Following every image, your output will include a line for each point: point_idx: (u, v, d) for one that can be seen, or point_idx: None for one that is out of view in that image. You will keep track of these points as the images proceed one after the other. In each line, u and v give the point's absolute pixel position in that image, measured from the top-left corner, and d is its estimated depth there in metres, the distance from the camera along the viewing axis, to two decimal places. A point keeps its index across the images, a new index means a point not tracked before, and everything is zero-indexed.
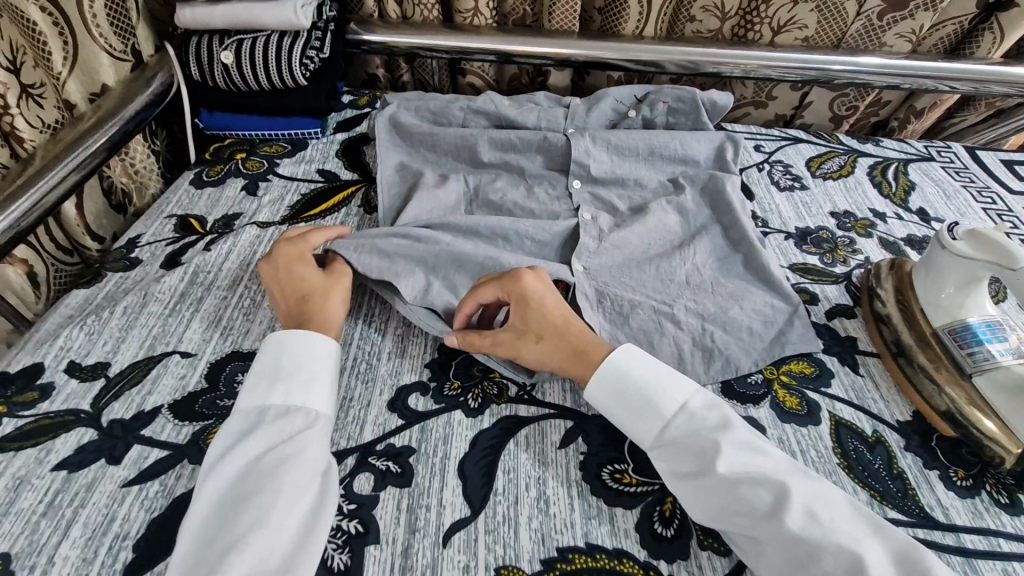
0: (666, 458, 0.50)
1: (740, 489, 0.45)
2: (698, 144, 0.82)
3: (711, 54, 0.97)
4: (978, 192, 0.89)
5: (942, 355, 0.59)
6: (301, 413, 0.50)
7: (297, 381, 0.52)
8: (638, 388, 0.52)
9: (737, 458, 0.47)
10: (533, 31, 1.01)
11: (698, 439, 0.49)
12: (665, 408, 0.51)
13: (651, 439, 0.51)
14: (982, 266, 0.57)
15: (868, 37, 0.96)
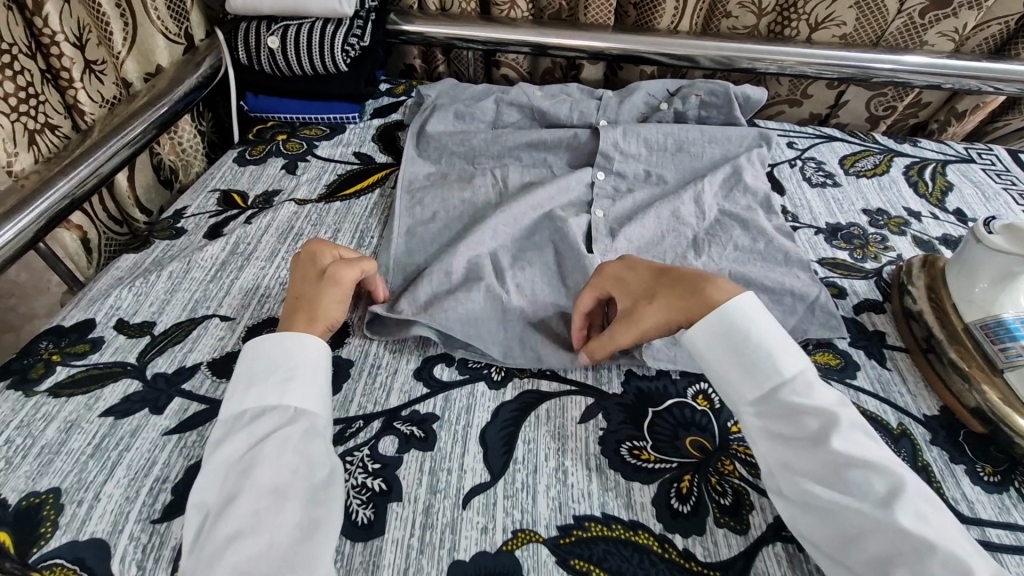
0: (767, 423, 0.49)
1: (847, 471, 0.44)
2: (729, 137, 0.82)
3: (746, 50, 0.97)
4: (1020, 194, 0.87)
5: (974, 350, 0.58)
6: (296, 382, 0.52)
7: (286, 353, 0.53)
8: (759, 346, 0.51)
9: (855, 440, 0.45)
10: (568, 23, 1.02)
11: (810, 411, 0.48)
12: (786, 371, 0.50)
13: (753, 400, 0.50)
14: (1016, 259, 0.56)
15: (909, 35, 0.94)
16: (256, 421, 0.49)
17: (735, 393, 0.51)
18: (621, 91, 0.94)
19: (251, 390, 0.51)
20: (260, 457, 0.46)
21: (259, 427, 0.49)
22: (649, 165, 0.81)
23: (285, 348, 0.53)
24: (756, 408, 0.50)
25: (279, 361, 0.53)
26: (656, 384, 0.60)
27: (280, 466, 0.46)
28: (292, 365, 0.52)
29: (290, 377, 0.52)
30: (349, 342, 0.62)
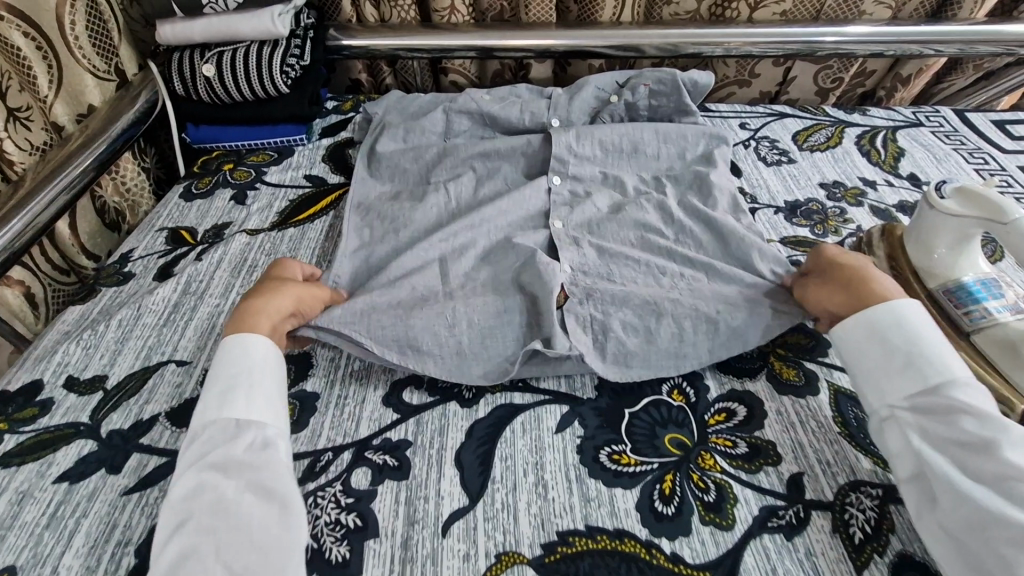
0: (922, 421, 0.48)
1: (1013, 483, 0.42)
2: (682, 133, 0.85)
3: (689, 35, 0.97)
4: (970, 153, 0.88)
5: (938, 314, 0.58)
6: (254, 398, 0.51)
7: (250, 365, 0.53)
8: (925, 345, 0.50)
9: (1021, 457, 0.44)
10: (510, 24, 1.01)
11: (975, 414, 0.46)
12: (944, 374, 0.49)
13: (906, 397, 0.49)
14: (971, 221, 0.57)
15: (846, 6, 0.96)
16: (221, 435, 0.49)
17: (886, 390, 0.51)
18: (571, 87, 0.93)
19: (214, 406, 0.51)
20: (213, 486, 0.45)
21: (216, 450, 0.48)
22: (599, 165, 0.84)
23: (249, 348, 0.54)
24: (908, 406, 0.49)
25: (244, 368, 0.53)
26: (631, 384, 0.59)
27: (233, 494, 0.45)
28: (249, 367, 0.52)
29: (245, 394, 0.51)
30: (313, 374, 0.60)
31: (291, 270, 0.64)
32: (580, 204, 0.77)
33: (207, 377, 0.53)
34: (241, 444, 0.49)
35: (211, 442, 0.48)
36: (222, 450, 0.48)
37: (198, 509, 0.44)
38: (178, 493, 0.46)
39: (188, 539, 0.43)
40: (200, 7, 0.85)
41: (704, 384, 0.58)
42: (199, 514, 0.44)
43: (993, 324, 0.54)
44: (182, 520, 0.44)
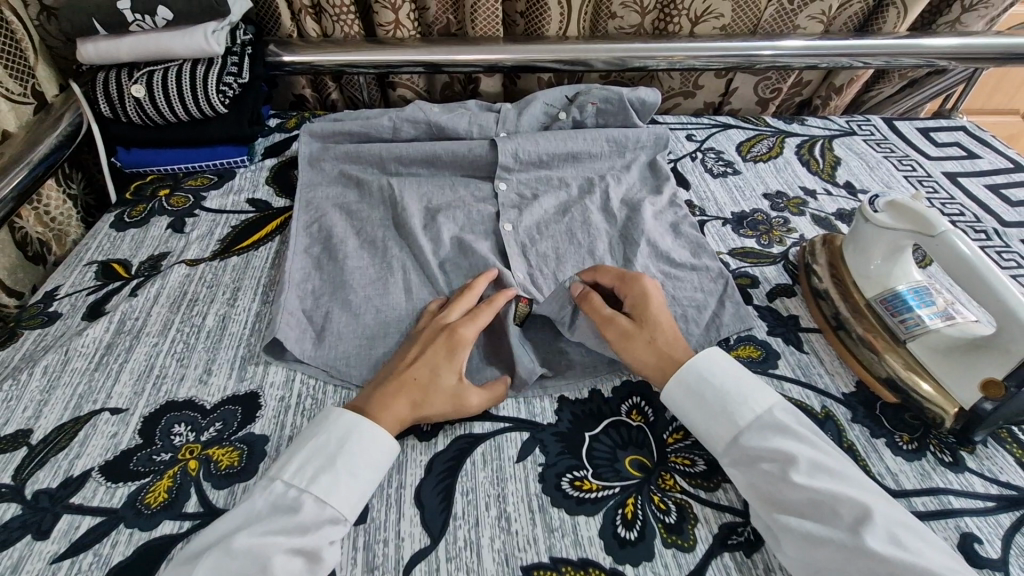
0: (707, 407, 0.53)
1: (820, 502, 0.45)
2: (621, 134, 0.89)
3: (636, 50, 0.98)
4: (899, 160, 0.93)
5: (879, 325, 0.60)
6: (365, 471, 0.49)
7: (360, 452, 0.50)
8: (728, 391, 0.52)
9: (822, 479, 0.46)
10: (457, 39, 1.00)
11: (827, 496, 0.45)
12: (751, 410, 0.51)
13: (728, 438, 0.51)
14: (903, 235, 0.59)
15: (782, 20, 1.00)
16: (325, 474, 0.48)
17: (717, 430, 0.52)
18: (519, 103, 0.94)
19: (338, 437, 0.50)
20: (307, 510, 0.46)
21: (320, 484, 0.47)
22: (545, 169, 0.87)
23: (368, 440, 0.50)
24: (737, 463, 0.50)
25: (360, 444, 0.50)
26: (590, 407, 0.59)
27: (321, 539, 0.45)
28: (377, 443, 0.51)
29: (371, 467, 0.50)
30: (261, 416, 0.58)
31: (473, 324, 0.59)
32: (528, 209, 0.81)
33: (333, 428, 0.51)
34: (343, 505, 0.47)
35: (317, 479, 0.48)
36: (323, 483, 0.48)
37: (282, 522, 0.45)
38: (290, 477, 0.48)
39: (260, 538, 0.44)
40: (126, 25, 0.80)
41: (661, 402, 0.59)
42: (285, 535, 0.44)
43: (928, 331, 0.57)
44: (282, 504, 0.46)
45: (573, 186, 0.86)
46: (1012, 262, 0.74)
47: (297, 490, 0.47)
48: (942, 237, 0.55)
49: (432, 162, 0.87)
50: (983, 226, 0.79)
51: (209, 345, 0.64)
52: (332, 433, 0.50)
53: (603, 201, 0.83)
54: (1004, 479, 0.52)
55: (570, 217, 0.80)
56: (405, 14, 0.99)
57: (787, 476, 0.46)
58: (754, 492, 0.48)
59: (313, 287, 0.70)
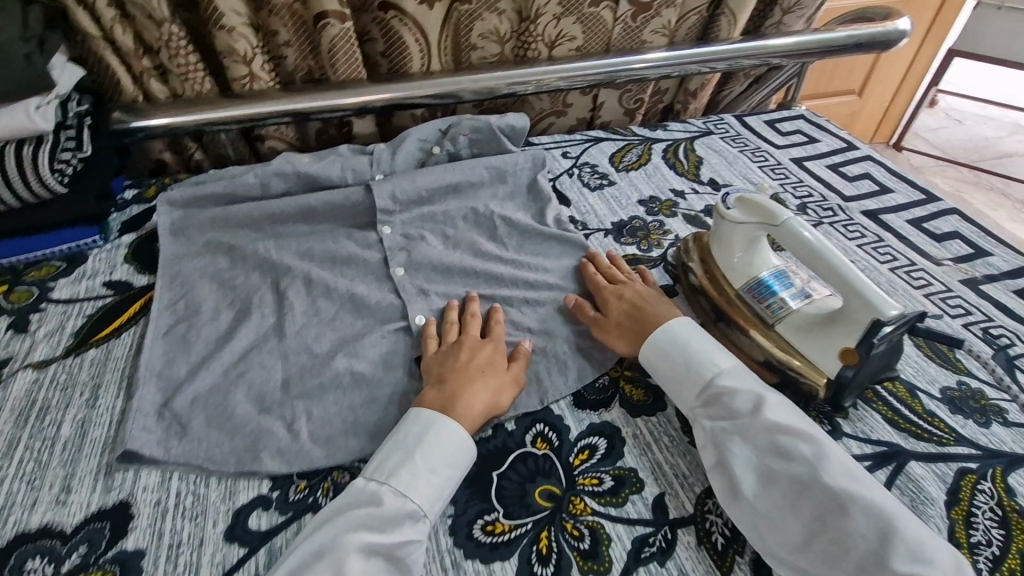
0: (681, 365, 0.59)
1: (779, 441, 0.50)
2: (497, 161, 0.91)
3: (500, 78, 1.00)
4: (753, 153, 1.01)
5: (749, 311, 0.64)
6: (444, 469, 0.52)
7: (438, 444, 0.52)
8: (700, 353, 0.58)
9: (783, 419, 0.51)
10: (319, 85, 0.98)
11: (790, 433, 0.50)
12: (717, 364, 0.57)
13: (697, 397, 0.57)
14: (756, 227, 0.64)
15: (630, 37, 1.05)
16: (392, 478, 0.50)
17: (684, 392, 0.58)
18: (393, 143, 0.94)
19: (406, 448, 0.52)
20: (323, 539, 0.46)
21: (399, 478, 0.50)
22: (426, 206, 0.87)
23: (438, 436, 0.53)
24: (707, 415, 0.55)
25: (439, 435, 0.53)
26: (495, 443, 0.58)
27: (404, 534, 0.48)
28: (415, 438, 0.52)
29: (408, 458, 0.51)
30: (135, 527, 0.52)
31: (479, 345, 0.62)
32: (414, 250, 0.80)
33: (412, 426, 0.54)
34: (422, 501, 0.49)
35: (418, 473, 0.50)
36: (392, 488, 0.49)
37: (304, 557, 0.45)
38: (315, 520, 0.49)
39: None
40: None
41: (564, 425, 0.59)
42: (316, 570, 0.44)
43: (791, 311, 0.61)
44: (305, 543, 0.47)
45: (458, 220, 0.86)
46: (856, 233, 0.82)
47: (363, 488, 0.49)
48: (785, 227, 0.59)
49: (310, 215, 0.84)
50: (829, 204, 0.88)
51: (66, 457, 0.57)
52: (393, 441, 0.53)
53: (489, 232, 0.84)
54: (875, 438, 0.57)
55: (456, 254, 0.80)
56: (259, 66, 0.95)
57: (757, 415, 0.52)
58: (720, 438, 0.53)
59: (187, 369, 0.64)
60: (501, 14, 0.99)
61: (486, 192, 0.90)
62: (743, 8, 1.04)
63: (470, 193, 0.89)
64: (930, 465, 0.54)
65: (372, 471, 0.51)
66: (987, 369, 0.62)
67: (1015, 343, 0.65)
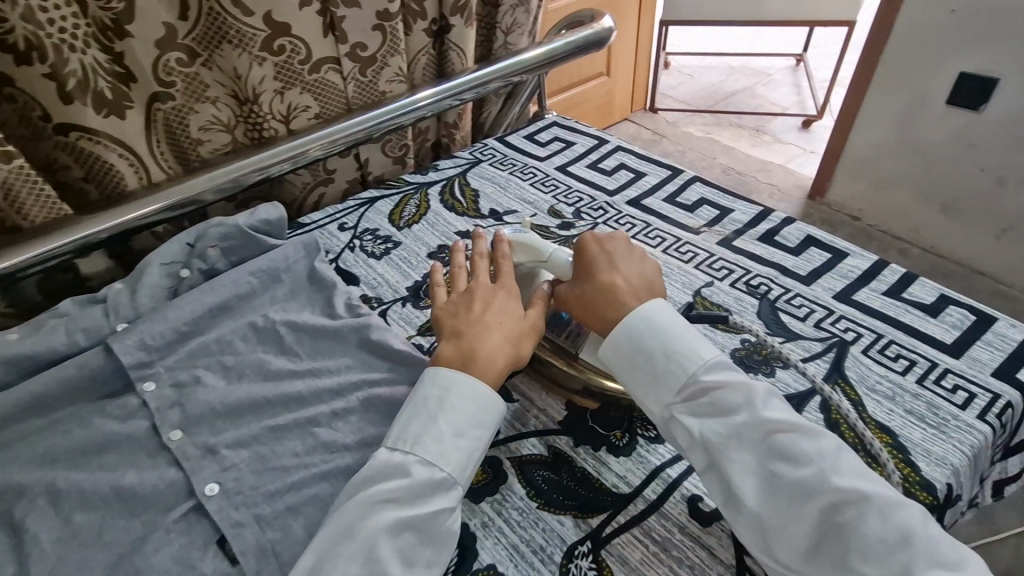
0: (649, 361, 0.56)
1: (778, 443, 0.49)
2: (263, 263, 0.81)
3: (239, 169, 0.90)
4: (522, 171, 1.03)
5: (554, 346, 0.65)
6: (467, 426, 0.53)
7: (458, 404, 0.53)
8: (678, 348, 0.55)
9: (779, 421, 0.50)
10: (8, 239, 0.79)
11: (793, 431, 0.50)
12: (705, 354, 0.56)
13: (672, 399, 0.54)
14: (530, 266, 0.69)
15: (368, 91, 1.02)
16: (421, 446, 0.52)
17: (659, 392, 0.55)
18: (131, 278, 0.80)
19: (424, 415, 0.53)
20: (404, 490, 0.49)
21: (425, 447, 0.51)
22: (193, 340, 0.75)
23: (462, 387, 0.54)
24: (687, 410, 0.54)
25: (460, 395, 0.54)
26: None
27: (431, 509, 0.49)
28: (454, 399, 0.54)
29: (447, 408, 0.53)
30: None
31: (479, 296, 0.63)
32: (189, 399, 0.68)
33: (434, 384, 0.55)
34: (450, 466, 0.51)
35: (445, 438, 0.52)
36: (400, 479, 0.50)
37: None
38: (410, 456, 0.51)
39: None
40: None
41: None
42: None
43: (587, 336, 0.64)
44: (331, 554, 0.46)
45: (236, 343, 0.75)
46: (627, 225, 0.88)
47: (387, 464, 0.51)
48: (555, 258, 0.66)
49: (38, 406, 0.67)
50: (598, 203, 0.93)
51: None
52: (415, 403, 0.54)
53: (276, 346, 0.75)
54: None
55: (242, 385, 0.70)
56: None
57: (755, 412, 0.51)
58: (716, 454, 0.51)
59: None
60: (215, 101, 0.89)
61: (262, 300, 0.80)
62: (466, 40, 1.07)
63: (243, 308, 0.79)
64: None
65: (387, 456, 0.51)
66: (757, 320, 0.70)
67: (771, 287, 0.74)
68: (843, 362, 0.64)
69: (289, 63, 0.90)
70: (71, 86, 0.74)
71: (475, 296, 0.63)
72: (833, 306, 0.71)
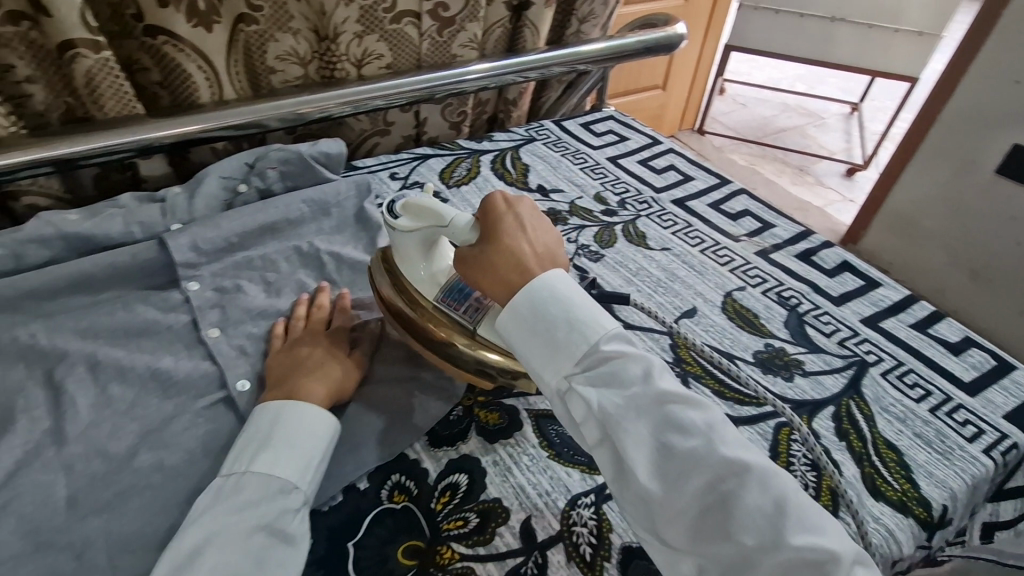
0: (554, 326, 0.53)
1: (672, 414, 0.47)
2: (317, 193, 0.84)
3: (306, 102, 0.93)
4: (574, 156, 1.05)
5: (447, 321, 0.62)
6: (305, 439, 0.52)
7: (288, 423, 0.53)
8: (575, 322, 0.52)
9: (668, 394, 0.48)
10: (81, 126, 0.83)
11: (683, 405, 0.47)
12: (603, 325, 0.52)
13: (563, 373, 0.51)
14: (423, 234, 0.63)
15: (440, 52, 1.04)
16: (256, 462, 0.50)
17: (552, 367, 0.52)
18: (190, 185, 0.83)
19: (261, 439, 0.52)
20: (247, 501, 0.48)
21: (260, 460, 0.50)
22: (240, 251, 0.78)
23: (294, 409, 0.54)
24: (584, 379, 0.51)
25: (288, 419, 0.53)
26: (345, 511, 0.53)
27: (275, 518, 0.47)
28: (290, 419, 0.53)
29: (271, 433, 0.52)
30: None
31: (282, 358, 0.61)
32: (230, 304, 0.71)
33: (260, 417, 0.54)
34: (289, 476, 0.50)
35: (280, 452, 0.51)
36: (240, 496, 0.48)
37: None
38: (249, 476, 0.50)
39: None
40: None
41: (420, 471, 0.56)
42: None
43: (486, 311, 0.61)
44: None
45: (279, 262, 0.78)
46: (669, 222, 0.90)
47: (221, 486, 0.49)
48: (459, 224, 0.61)
49: (90, 284, 0.71)
50: (644, 197, 0.95)
51: None
52: (241, 442, 0.53)
53: (318, 273, 0.78)
54: None
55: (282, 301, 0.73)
56: None
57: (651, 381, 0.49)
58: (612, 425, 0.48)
59: None
60: (296, 34, 0.92)
61: (310, 227, 0.83)
62: (542, 20, 1.09)
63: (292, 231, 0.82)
64: (753, 427, 0.60)
65: (223, 482, 0.50)
66: (783, 328, 0.71)
67: (802, 301, 0.76)
68: (861, 380, 0.65)
69: (373, 8, 0.93)
70: None
71: (282, 359, 0.61)
72: (859, 329, 0.72)
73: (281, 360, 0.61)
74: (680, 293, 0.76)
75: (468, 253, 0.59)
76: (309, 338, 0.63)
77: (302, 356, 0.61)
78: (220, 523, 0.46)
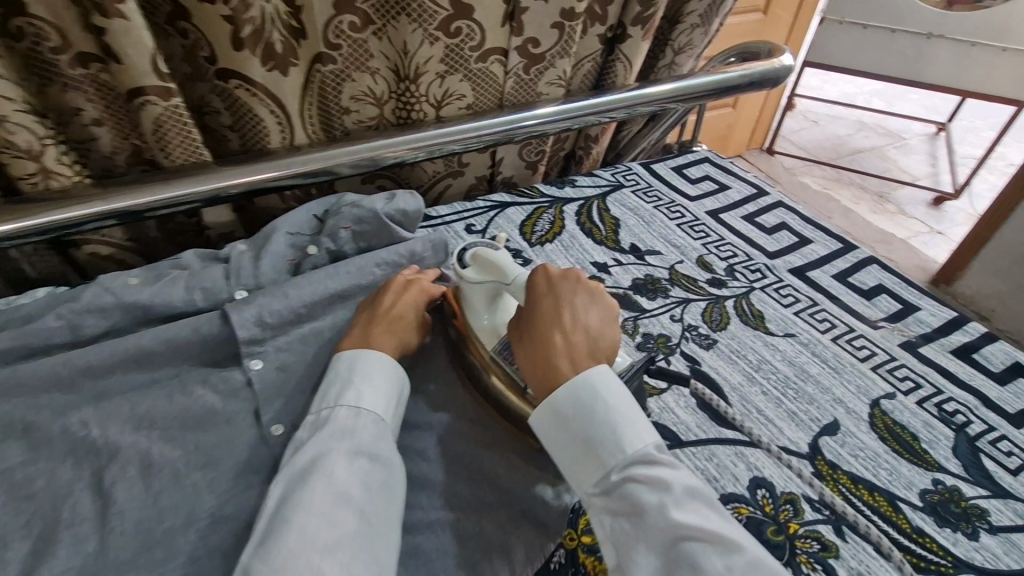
0: (578, 437, 0.52)
1: (684, 548, 0.44)
2: (391, 257, 0.76)
3: (380, 148, 0.85)
4: (669, 208, 0.94)
5: (505, 374, 0.64)
6: (381, 380, 0.59)
7: (370, 366, 0.60)
8: (609, 429, 0.51)
9: (684, 521, 0.45)
10: (146, 175, 0.77)
11: (699, 536, 0.44)
12: (631, 437, 0.51)
13: (590, 486, 0.51)
14: (490, 285, 0.68)
15: (524, 90, 0.95)
16: (343, 398, 0.57)
17: (579, 477, 0.52)
18: (256, 241, 0.77)
19: (347, 381, 0.58)
20: (341, 432, 0.54)
21: (347, 398, 0.57)
22: (307, 323, 0.70)
23: (370, 358, 0.61)
24: (603, 499, 0.50)
25: (367, 362, 0.60)
26: None
27: (374, 445, 0.54)
28: (367, 362, 0.60)
29: (356, 376, 0.59)
30: None
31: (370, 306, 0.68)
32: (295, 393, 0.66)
33: (338, 364, 0.61)
34: (375, 409, 0.57)
35: (364, 392, 0.58)
36: (336, 428, 0.54)
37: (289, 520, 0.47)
38: (338, 419, 0.55)
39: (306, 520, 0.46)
40: None
41: None
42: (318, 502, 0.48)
43: None
44: (289, 490, 0.49)
45: None
46: (790, 298, 0.77)
47: (315, 420, 0.56)
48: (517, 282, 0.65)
49: (147, 361, 0.64)
50: (756, 264, 0.83)
51: None
52: (326, 384, 0.59)
53: None
54: None
55: None
56: (55, 158, 0.74)
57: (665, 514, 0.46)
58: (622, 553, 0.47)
59: None
60: (375, 73, 0.84)
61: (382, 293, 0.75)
62: (638, 53, 0.98)
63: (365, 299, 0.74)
64: None
65: (313, 419, 0.56)
66: (954, 459, 0.59)
67: (971, 419, 0.63)
68: None
69: (459, 46, 0.84)
70: (246, 33, 0.69)
71: (363, 310, 0.68)
72: None
73: (360, 314, 0.68)
74: (815, 398, 0.64)
75: (517, 338, 0.60)
76: (390, 295, 0.69)
77: (389, 306, 0.68)
78: (325, 446, 0.53)
